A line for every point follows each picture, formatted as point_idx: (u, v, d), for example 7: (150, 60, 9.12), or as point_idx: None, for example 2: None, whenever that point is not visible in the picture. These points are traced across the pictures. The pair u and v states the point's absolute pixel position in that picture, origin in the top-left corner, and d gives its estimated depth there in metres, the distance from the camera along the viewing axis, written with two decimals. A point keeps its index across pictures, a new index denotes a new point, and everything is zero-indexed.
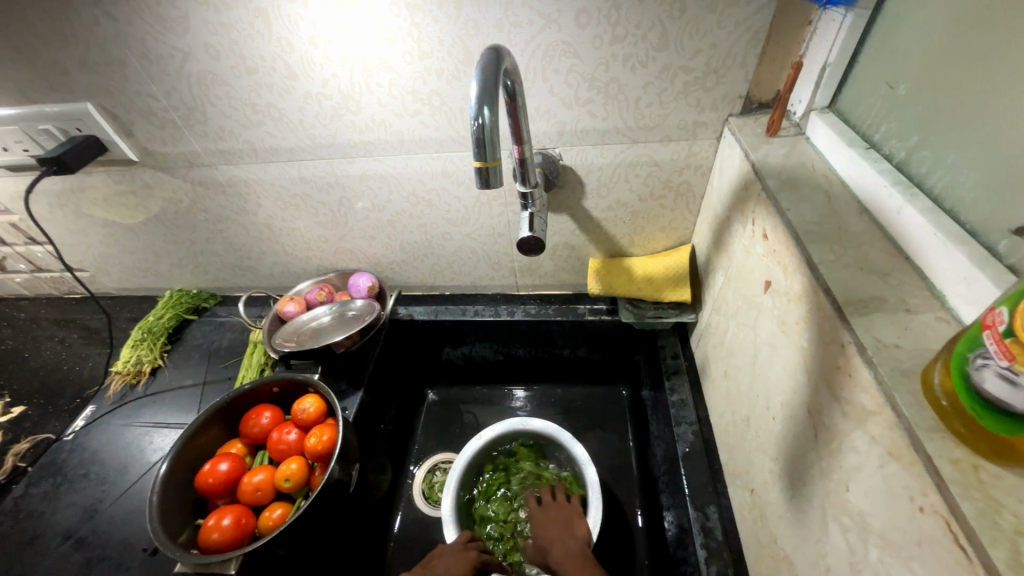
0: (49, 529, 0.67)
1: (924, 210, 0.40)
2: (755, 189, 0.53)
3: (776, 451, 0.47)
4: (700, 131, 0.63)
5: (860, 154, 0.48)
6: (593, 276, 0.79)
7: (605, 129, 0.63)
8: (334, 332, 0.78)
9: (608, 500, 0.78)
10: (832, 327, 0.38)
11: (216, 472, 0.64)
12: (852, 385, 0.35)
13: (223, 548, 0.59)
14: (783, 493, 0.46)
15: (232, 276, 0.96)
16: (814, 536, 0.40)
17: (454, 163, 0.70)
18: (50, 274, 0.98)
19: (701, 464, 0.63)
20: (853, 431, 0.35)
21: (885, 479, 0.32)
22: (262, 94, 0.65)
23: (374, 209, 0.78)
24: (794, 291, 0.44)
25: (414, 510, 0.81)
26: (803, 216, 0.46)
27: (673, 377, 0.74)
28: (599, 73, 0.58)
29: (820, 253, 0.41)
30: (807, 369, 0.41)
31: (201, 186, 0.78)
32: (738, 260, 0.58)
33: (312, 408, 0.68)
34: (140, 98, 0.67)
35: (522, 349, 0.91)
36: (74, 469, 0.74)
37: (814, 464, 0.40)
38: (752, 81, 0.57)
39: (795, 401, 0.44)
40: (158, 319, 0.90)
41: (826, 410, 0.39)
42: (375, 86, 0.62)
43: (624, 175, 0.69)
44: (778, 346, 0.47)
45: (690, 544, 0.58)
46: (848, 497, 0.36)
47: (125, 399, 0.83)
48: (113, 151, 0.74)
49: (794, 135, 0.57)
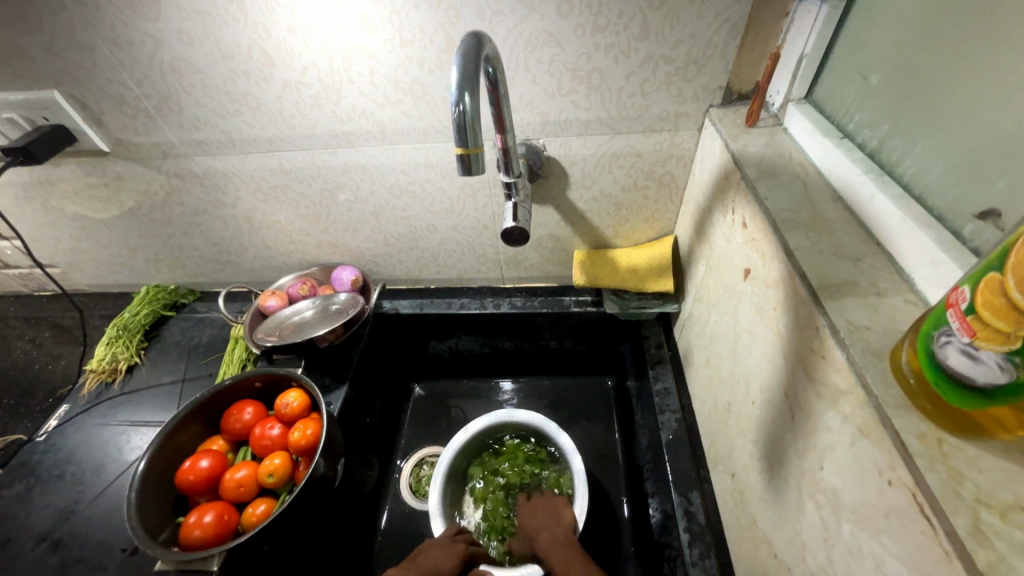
0: (22, 532, 0.65)
1: (895, 197, 0.42)
2: (735, 179, 0.54)
3: (755, 434, 0.49)
4: (681, 122, 0.63)
5: (835, 144, 0.49)
6: (578, 268, 0.80)
7: (588, 120, 0.63)
8: (317, 326, 0.76)
9: (594, 489, 0.79)
10: (807, 311, 0.39)
11: (197, 469, 0.63)
12: (826, 366, 0.36)
13: (206, 545, 0.58)
14: (761, 475, 0.47)
15: (211, 271, 0.94)
16: (791, 515, 0.42)
17: (438, 154, 0.70)
18: (19, 271, 0.95)
19: (683, 450, 0.65)
20: (827, 412, 0.36)
21: (856, 456, 0.33)
22: (239, 83, 0.63)
23: (357, 201, 0.78)
24: (771, 278, 0.45)
25: (401, 503, 0.81)
26: (780, 204, 0.47)
27: (657, 367, 0.75)
28: (582, 64, 0.58)
29: (796, 240, 0.42)
30: (784, 353, 0.42)
31: (177, 178, 0.76)
32: (719, 250, 0.59)
33: (295, 402, 0.68)
34: (110, 85, 0.65)
35: (508, 342, 0.91)
36: (48, 470, 0.72)
37: (790, 446, 0.41)
38: (732, 72, 0.58)
39: (773, 385, 0.45)
40: (134, 315, 0.88)
41: (801, 393, 0.40)
42: (355, 75, 0.61)
43: (608, 166, 0.69)
44: (756, 332, 0.48)
45: (674, 528, 0.59)
46: (822, 475, 0.37)
47: (101, 398, 0.81)
48: (83, 141, 0.71)
49: (772, 126, 0.58)
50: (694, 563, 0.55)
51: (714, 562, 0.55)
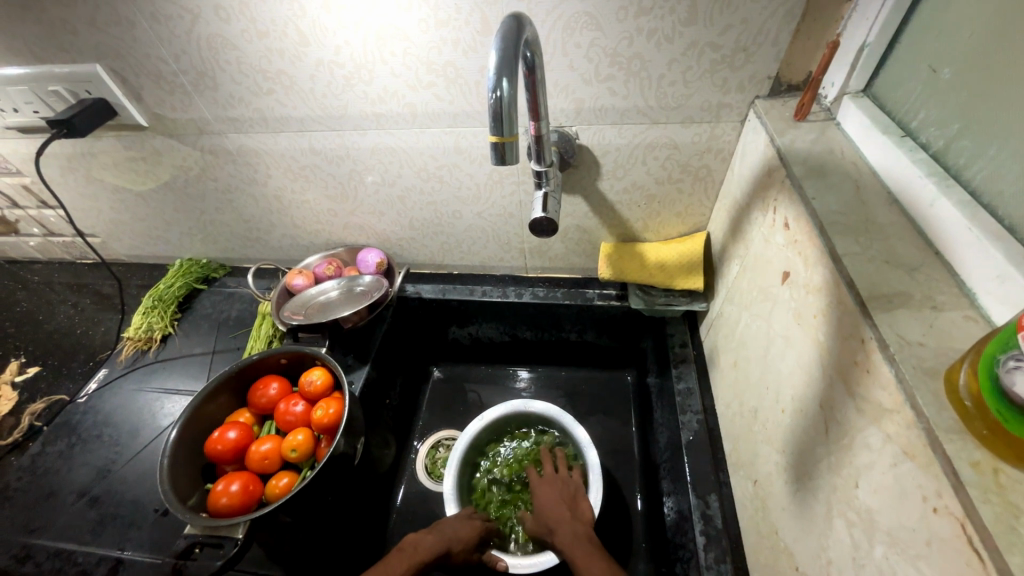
0: (64, 486, 0.69)
1: (960, 204, 0.39)
2: (779, 175, 0.51)
3: (783, 444, 0.47)
4: (724, 113, 0.60)
5: (894, 142, 0.46)
6: (604, 261, 0.78)
7: (625, 108, 0.61)
8: (342, 307, 0.78)
9: (608, 483, 0.79)
10: (853, 321, 0.36)
11: (225, 439, 0.65)
12: (870, 382, 0.34)
13: (232, 512, 0.60)
14: (787, 486, 0.46)
15: (241, 247, 0.96)
16: (817, 529, 0.40)
17: (468, 139, 0.68)
18: (63, 239, 0.99)
19: (704, 452, 0.63)
20: (867, 428, 0.34)
21: (898, 478, 0.31)
22: (273, 61, 0.63)
23: (385, 184, 0.77)
24: (813, 283, 0.43)
25: (417, 484, 0.83)
26: (829, 205, 0.44)
27: (681, 366, 0.73)
28: (622, 49, 0.55)
29: (845, 245, 0.40)
30: (822, 363, 0.40)
31: (210, 154, 0.77)
32: (756, 249, 0.56)
33: (319, 381, 0.69)
34: (149, 60, 0.65)
35: (529, 331, 0.90)
36: (88, 430, 0.76)
37: (822, 459, 0.40)
38: (784, 60, 0.54)
39: (807, 395, 0.43)
40: (168, 287, 0.91)
41: (839, 406, 0.38)
42: (388, 55, 0.60)
43: (642, 157, 0.66)
44: (792, 338, 0.46)
45: (689, 530, 0.58)
46: (856, 493, 0.35)
47: (137, 364, 0.85)
48: (123, 115, 0.73)
49: (823, 120, 0.55)
50: (708, 566, 0.54)
51: (730, 567, 0.54)
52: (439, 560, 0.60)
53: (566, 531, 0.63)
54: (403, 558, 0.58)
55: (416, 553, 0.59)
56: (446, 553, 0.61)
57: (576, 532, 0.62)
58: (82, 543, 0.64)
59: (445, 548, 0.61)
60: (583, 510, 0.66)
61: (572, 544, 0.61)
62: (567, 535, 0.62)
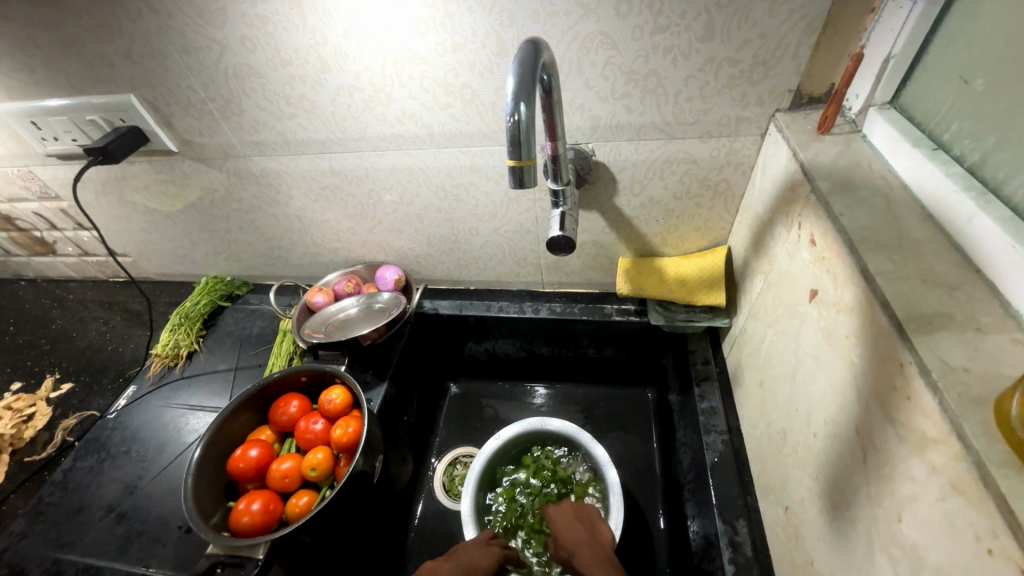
0: (93, 502, 0.71)
1: (1001, 220, 0.37)
2: (803, 190, 0.50)
3: (817, 469, 0.45)
4: (743, 127, 0.59)
5: (927, 155, 0.44)
6: (623, 276, 0.77)
7: (642, 124, 0.61)
8: (361, 325, 0.78)
9: (630, 505, 0.77)
10: (889, 344, 0.35)
11: (247, 457, 0.66)
12: (911, 409, 0.33)
13: (253, 531, 0.60)
14: (822, 514, 0.44)
15: (263, 265, 0.98)
16: (856, 562, 0.38)
17: (484, 158, 0.69)
18: (97, 259, 1.03)
19: (730, 474, 0.61)
20: (910, 458, 0.33)
21: (946, 514, 0.29)
22: (295, 87, 0.65)
23: (403, 203, 0.78)
24: (844, 303, 0.41)
25: (435, 502, 0.82)
26: (858, 221, 0.42)
27: (703, 383, 0.71)
28: (638, 66, 0.55)
29: (877, 263, 0.38)
30: (857, 386, 0.39)
31: (235, 177, 0.80)
32: (781, 265, 0.55)
33: (338, 399, 0.69)
34: (179, 90, 0.68)
35: (546, 347, 0.90)
36: (116, 446, 0.78)
37: (860, 488, 0.38)
38: (805, 74, 0.53)
39: (840, 419, 0.41)
40: (194, 305, 0.93)
41: (877, 432, 0.36)
42: (406, 78, 0.62)
43: (660, 172, 0.66)
44: (823, 358, 0.44)
45: (718, 557, 0.56)
46: (900, 527, 0.33)
47: (164, 380, 0.87)
48: (154, 141, 0.76)
49: (848, 133, 0.53)
50: None
51: None
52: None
53: (587, 556, 0.60)
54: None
55: None
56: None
57: (595, 552, 0.60)
58: (109, 559, 0.65)
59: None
60: (603, 529, 0.64)
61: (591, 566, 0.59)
62: (586, 555, 0.60)
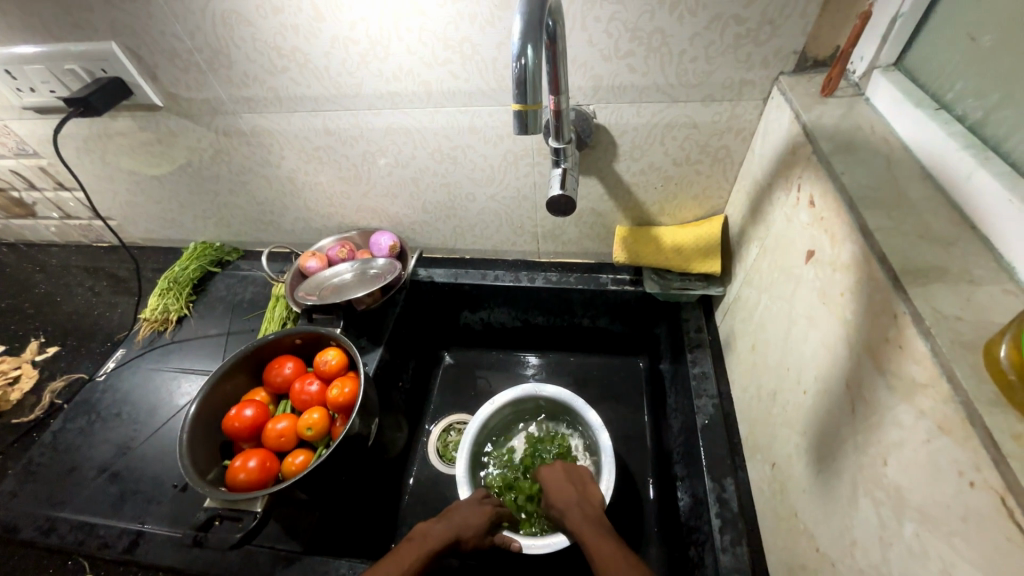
0: (86, 463, 0.71)
1: (1000, 176, 0.37)
2: (804, 152, 0.50)
3: (805, 425, 0.46)
4: (746, 90, 0.59)
5: (930, 115, 0.44)
6: (619, 244, 0.77)
7: (644, 86, 0.60)
8: (355, 289, 0.77)
9: (620, 470, 0.79)
10: (884, 296, 0.35)
11: (242, 417, 0.66)
12: (902, 357, 0.33)
13: (249, 488, 0.61)
14: (809, 467, 0.45)
15: (253, 230, 0.96)
16: (840, 509, 0.40)
17: (483, 119, 0.68)
18: (80, 222, 1.00)
19: (720, 436, 0.63)
20: (898, 406, 0.34)
21: (931, 454, 0.30)
22: (287, 38, 0.62)
23: (398, 166, 0.77)
24: (841, 261, 0.42)
25: (429, 466, 0.83)
26: (858, 180, 0.43)
27: (696, 350, 0.73)
28: (642, 23, 0.54)
29: (876, 220, 0.39)
30: (849, 341, 0.40)
31: (224, 135, 0.77)
32: (778, 229, 0.55)
33: (334, 360, 0.69)
34: (164, 38, 0.65)
35: (541, 317, 0.90)
36: (107, 408, 0.77)
37: (847, 439, 0.39)
38: (811, 34, 0.53)
39: (831, 375, 0.42)
40: (183, 269, 0.91)
41: (868, 384, 0.37)
42: (404, 31, 0.60)
43: (660, 137, 0.65)
44: (816, 317, 0.45)
45: (705, 513, 0.58)
46: (884, 471, 0.35)
47: (154, 345, 0.86)
48: (138, 95, 0.73)
49: (851, 96, 0.53)
50: (724, 549, 0.54)
51: (746, 550, 0.54)
52: (449, 548, 0.60)
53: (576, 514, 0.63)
54: (413, 548, 0.58)
55: (427, 541, 0.59)
56: (455, 541, 0.60)
57: (584, 512, 0.62)
58: (104, 517, 0.65)
59: (454, 536, 0.60)
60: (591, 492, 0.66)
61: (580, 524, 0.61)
62: (575, 514, 0.62)
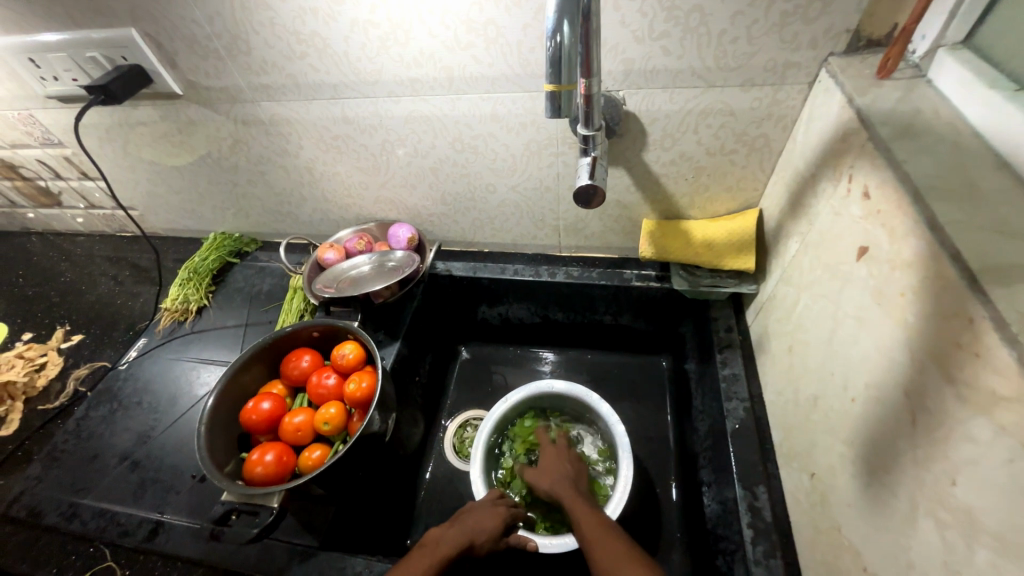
0: (107, 450, 0.71)
1: None
2: (858, 140, 0.46)
3: (853, 435, 0.43)
4: (790, 74, 0.55)
5: (1006, 97, 0.40)
6: (646, 238, 0.74)
7: (679, 70, 0.56)
8: (373, 282, 0.76)
9: (641, 472, 0.76)
10: (957, 298, 0.32)
11: (259, 410, 0.65)
12: (979, 366, 0.30)
13: (266, 482, 0.60)
14: (856, 479, 0.42)
15: (272, 222, 0.95)
16: (894, 528, 0.37)
17: (506, 106, 0.65)
18: (103, 212, 1.01)
19: (752, 442, 0.60)
20: (972, 419, 0.30)
21: (1014, 476, 0.27)
22: (306, 22, 0.60)
23: (417, 156, 0.75)
24: (902, 258, 0.38)
25: (445, 462, 0.82)
26: (923, 169, 0.39)
27: (725, 351, 0.69)
28: (680, 1, 0.51)
29: (946, 213, 0.35)
30: (910, 346, 0.36)
31: (243, 124, 0.76)
32: (823, 223, 0.51)
33: (351, 354, 0.68)
34: (183, 23, 0.64)
35: (561, 312, 0.87)
36: (128, 396, 0.78)
37: (906, 453, 0.36)
38: (867, 11, 0.48)
39: (887, 382, 0.39)
40: (203, 260, 0.91)
41: (933, 394, 0.34)
42: (426, 14, 0.57)
43: (694, 125, 0.62)
44: (869, 319, 0.42)
45: (735, 522, 0.55)
46: (952, 491, 0.31)
47: (174, 334, 0.86)
48: (158, 83, 0.72)
49: (910, 78, 0.49)
50: (756, 561, 0.51)
51: (780, 563, 0.51)
52: (463, 553, 0.58)
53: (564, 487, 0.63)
54: (426, 555, 0.55)
55: (439, 548, 0.56)
56: (470, 546, 0.58)
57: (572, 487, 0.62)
58: (125, 505, 0.65)
59: (468, 542, 0.58)
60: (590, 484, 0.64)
61: (573, 501, 0.60)
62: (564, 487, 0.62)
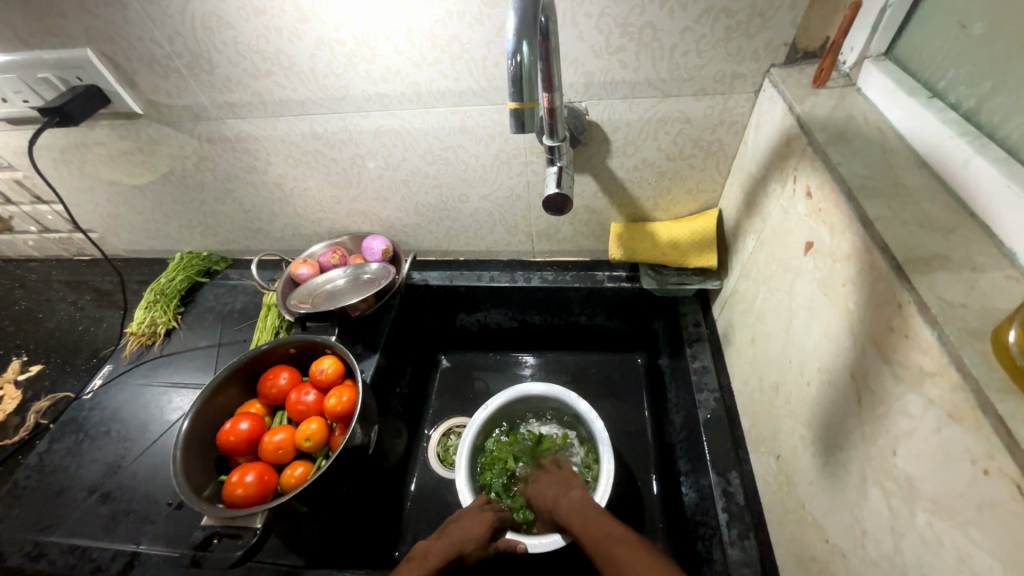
0: (75, 484, 0.68)
1: (996, 161, 0.38)
2: (799, 144, 0.50)
3: (809, 417, 0.46)
4: (738, 83, 0.59)
5: (923, 104, 0.45)
6: (615, 241, 0.77)
7: (636, 81, 0.59)
8: (349, 295, 0.76)
9: (621, 468, 0.79)
10: (887, 286, 0.35)
11: (237, 431, 0.64)
12: (908, 347, 0.33)
13: (248, 503, 0.59)
14: (815, 458, 0.45)
15: (241, 239, 0.94)
16: (849, 500, 0.40)
17: (474, 118, 0.67)
18: (59, 235, 0.97)
19: (722, 430, 0.63)
20: (906, 395, 0.34)
21: (942, 444, 0.30)
22: (271, 40, 0.61)
23: (388, 169, 0.76)
24: (841, 252, 0.42)
25: (430, 471, 0.82)
26: (855, 170, 0.43)
27: (695, 345, 0.73)
28: (633, 18, 0.54)
29: (876, 210, 0.39)
30: (852, 332, 0.40)
31: (208, 142, 0.75)
32: (775, 221, 0.55)
33: (330, 369, 0.68)
34: (141, 44, 0.63)
35: (538, 316, 0.89)
36: (95, 426, 0.75)
37: (854, 430, 0.39)
38: (801, 26, 0.53)
39: (836, 366, 0.42)
40: (170, 281, 0.89)
41: (873, 374, 0.37)
42: (391, 31, 0.58)
43: (653, 132, 0.65)
44: (817, 309, 0.45)
45: (711, 508, 0.58)
46: (894, 461, 0.35)
47: (142, 359, 0.84)
48: (117, 103, 0.70)
49: (843, 87, 0.53)
50: (732, 543, 0.54)
51: (753, 543, 0.54)
52: (451, 564, 0.59)
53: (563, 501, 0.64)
54: (413, 568, 0.56)
55: (426, 561, 0.57)
56: (458, 556, 0.59)
57: (571, 499, 0.64)
58: (96, 539, 0.63)
59: (456, 552, 0.59)
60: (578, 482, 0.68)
61: (569, 513, 0.62)
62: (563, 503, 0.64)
